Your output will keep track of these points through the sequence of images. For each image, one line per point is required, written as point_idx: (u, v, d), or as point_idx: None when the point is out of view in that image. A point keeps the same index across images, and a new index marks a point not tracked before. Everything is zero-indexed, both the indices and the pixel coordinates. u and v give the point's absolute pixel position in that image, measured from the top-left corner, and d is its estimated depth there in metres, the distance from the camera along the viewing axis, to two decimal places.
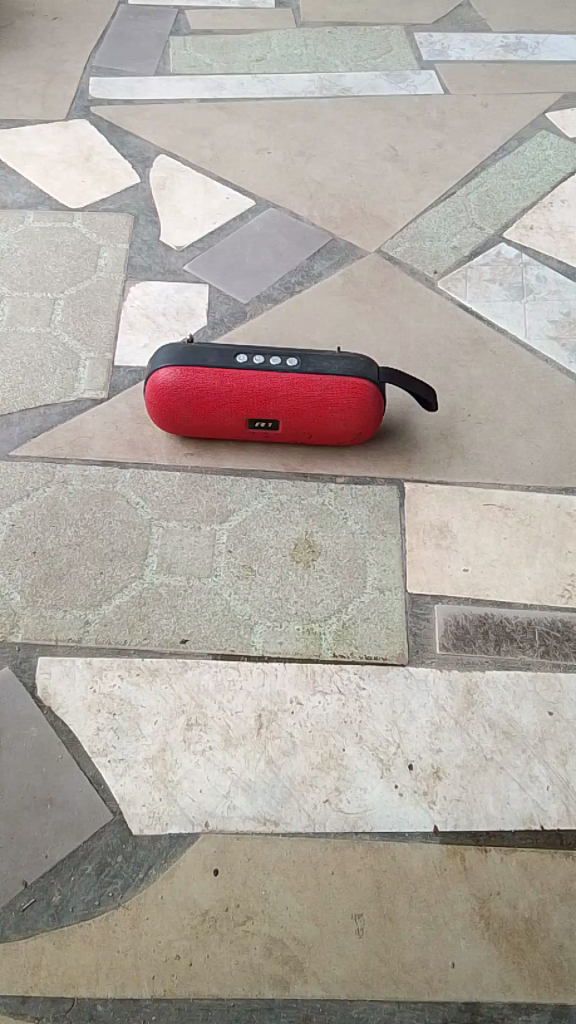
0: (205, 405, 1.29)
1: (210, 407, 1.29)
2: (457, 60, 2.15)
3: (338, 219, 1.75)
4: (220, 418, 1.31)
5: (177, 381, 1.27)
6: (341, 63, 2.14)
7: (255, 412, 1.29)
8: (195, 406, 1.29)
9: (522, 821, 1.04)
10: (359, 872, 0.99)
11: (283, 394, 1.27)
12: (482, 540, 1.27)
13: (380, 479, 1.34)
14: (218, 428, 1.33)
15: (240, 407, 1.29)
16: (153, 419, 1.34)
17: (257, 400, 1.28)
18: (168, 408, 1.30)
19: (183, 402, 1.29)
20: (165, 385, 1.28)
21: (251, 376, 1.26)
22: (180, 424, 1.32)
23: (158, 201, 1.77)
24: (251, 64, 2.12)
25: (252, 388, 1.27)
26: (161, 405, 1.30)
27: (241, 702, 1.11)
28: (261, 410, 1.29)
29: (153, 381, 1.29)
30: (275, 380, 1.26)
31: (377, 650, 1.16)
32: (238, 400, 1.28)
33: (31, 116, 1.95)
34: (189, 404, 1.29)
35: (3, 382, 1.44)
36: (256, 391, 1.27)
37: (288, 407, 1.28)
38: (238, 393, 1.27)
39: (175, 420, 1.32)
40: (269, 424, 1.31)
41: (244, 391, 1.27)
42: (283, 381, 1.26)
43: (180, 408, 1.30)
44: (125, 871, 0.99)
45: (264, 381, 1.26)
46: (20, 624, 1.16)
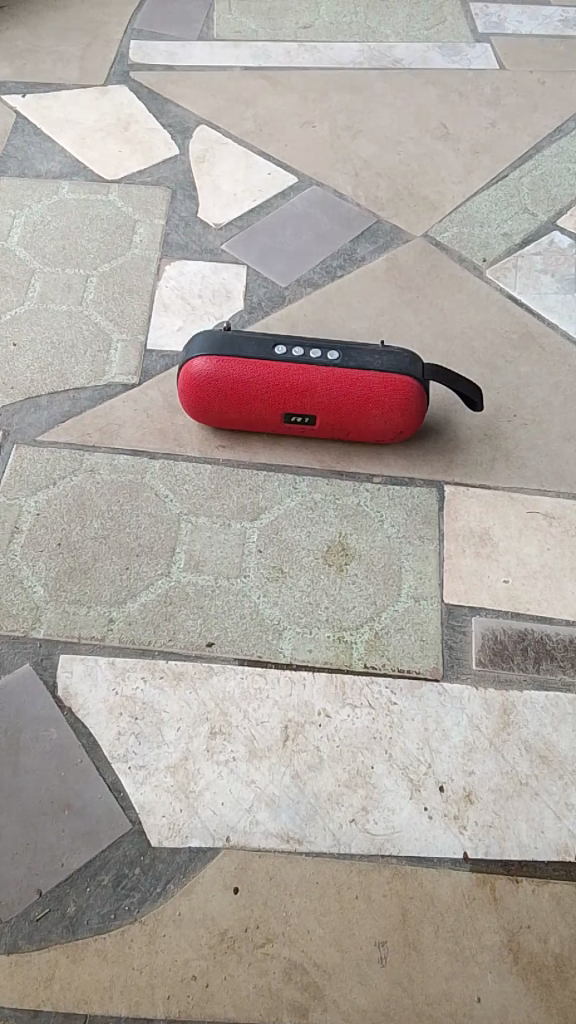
0: (240, 396, 1.24)
1: (246, 399, 1.24)
2: (514, 34, 2.05)
3: (384, 200, 1.68)
4: (255, 411, 1.26)
5: (212, 371, 1.22)
6: (392, 33, 2.04)
7: (291, 405, 1.24)
8: (229, 397, 1.24)
9: (556, 851, 0.99)
10: (385, 897, 0.96)
11: (322, 389, 1.21)
12: (524, 551, 1.22)
13: (419, 479, 1.28)
14: (253, 421, 1.28)
15: (277, 400, 1.23)
16: (185, 410, 1.29)
17: (294, 394, 1.22)
18: (201, 397, 1.25)
19: (218, 393, 1.24)
20: (200, 374, 1.22)
21: (289, 368, 1.21)
22: (214, 415, 1.27)
23: (197, 174, 1.71)
24: (298, 32, 2.04)
25: (290, 381, 1.21)
26: (195, 394, 1.25)
27: (267, 712, 1.07)
28: (298, 404, 1.23)
29: (187, 369, 1.24)
30: (315, 373, 1.20)
31: (410, 663, 1.11)
32: (275, 394, 1.22)
33: (70, 81, 1.88)
34: (224, 395, 1.24)
35: (32, 362, 1.39)
36: (294, 384, 1.21)
37: (327, 402, 1.23)
38: (276, 385, 1.22)
39: (208, 411, 1.27)
40: (306, 419, 1.26)
41: (282, 383, 1.21)
42: (323, 375, 1.20)
43: (214, 399, 1.24)
44: (143, 884, 0.96)
45: (303, 374, 1.21)
46: (42, 619, 1.13)
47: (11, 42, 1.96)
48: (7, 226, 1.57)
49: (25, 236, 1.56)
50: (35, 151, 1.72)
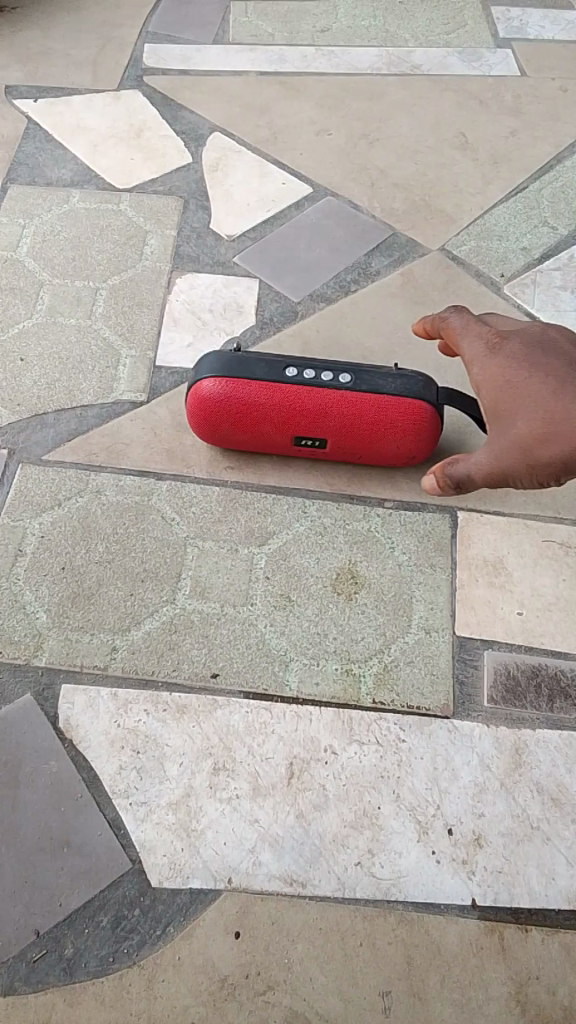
0: (249, 418, 1.20)
1: (256, 420, 1.20)
2: (536, 39, 2.01)
3: (401, 212, 1.64)
4: (265, 432, 1.22)
5: (221, 392, 1.18)
6: (412, 37, 2.00)
7: (302, 428, 1.20)
8: (238, 419, 1.21)
9: (567, 899, 0.96)
10: (389, 945, 0.93)
11: (333, 412, 1.18)
12: (539, 582, 1.18)
13: (432, 505, 1.25)
14: (262, 442, 1.25)
15: (287, 423, 1.20)
16: (193, 429, 1.26)
17: (305, 417, 1.19)
18: (210, 419, 1.22)
19: (227, 414, 1.20)
20: (208, 396, 1.19)
21: (300, 390, 1.17)
22: (223, 436, 1.24)
23: (210, 183, 1.68)
24: (315, 35, 2.00)
25: (300, 404, 1.17)
26: (203, 415, 1.22)
27: (273, 747, 1.04)
28: (309, 427, 1.20)
29: (195, 389, 1.21)
30: (327, 396, 1.17)
31: (420, 699, 1.08)
32: (285, 417, 1.19)
33: (82, 85, 1.85)
34: (233, 416, 1.20)
35: (39, 378, 1.36)
36: (304, 407, 1.18)
37: (338, 425, 1.19)
38: (286, 407, 1.18)
39: (217, 432, 1.24)
40: (317, 442, 1.22)
41: (292, 405, 1.18)
42: (335, 399, 1.17)
43: (223, 421, 1.21)
44: (142, 926, 0.94)
45: (314, 397, 1.17)
46: (44, 647, 1.10)
47: (24, 45, 1.93)
48: (17, 236, 1.55)
49: (35, 246, 1.53)
50: (45, 158, 1.69)
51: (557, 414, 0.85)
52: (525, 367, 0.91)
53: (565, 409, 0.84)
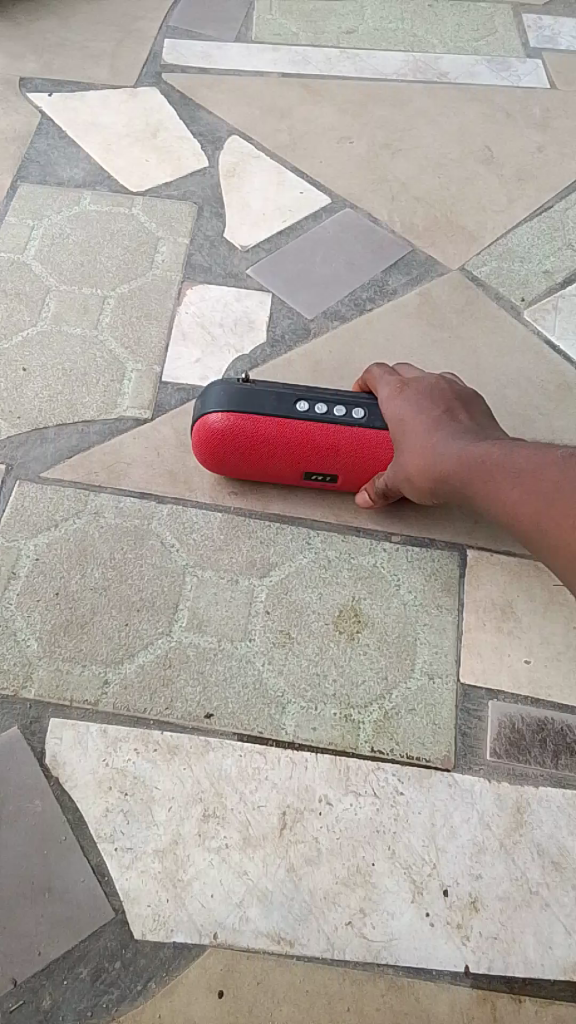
0: (258, 452, 1.14)
1: (265, 455, 1.14)
2: (567, 50, 1.95)
3: (420, 228, 1.59)
4: (275, 466, 1.17)
5: (229, 427, 1.11)
6: (439, 43, 1.95)
7: (313, 464, 1.15)
8: (246, 452, 1.14)
9: (564, 970, 0.93)
10: (377, 1013, 0.90)
11: (347, 449, 1.12)
12: (549, 630, 1.14)
13: (440, 542, 1.21)
14: (271, 474, 1.19)
15: (297, 459, 1.14)
16: (198, 457, 1.20)
17: (317, 453, 1.13)
18: (215, 452, 1.15)
19: (234, 448, 1.14)
20: (216, 428, 1.12)
21: (312, 427, 1.11)
22: (230, 466, 1.18)
23: (225, 190, 1.62)
24: (340, 37, 1.94)
25: (313, 441, 1.12)
26: (209, 449, 1.15)
27: (265, 796, 1.00)
28: (320, 463, 1.14)
29: (201, 421, 1.13)
30: (341, 434, 1.11)
31: (420, 750, 1.04)
32: (297, 453, 1.13)
33: (99, 80, 1.80)
34: (241, 451, 1.14)
35: (40, 391, 1.32)
36: (317, 444, 1.12)
37: (350, 461, 1.14)
38: (298, 444, 1.12)
39: (223, 462, 1.17)
40: (327, 477, 1.17)
41: (303, 441, 1.12)
42: (349, 436, 1.11)
43: (230, 454, 1.15)
44: (122, 981, 0.90)
45: (327, 433, 1.11)
46: (33, 678, 1.06)
47: (40, 35, 1.87)
48: (25, 238, 1.50)
49: (42, 250, 1.48)
50: (58, 156, 1.64)
51: (428, 451, 1.04)
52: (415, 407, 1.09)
53: (434, 447, 1.03)
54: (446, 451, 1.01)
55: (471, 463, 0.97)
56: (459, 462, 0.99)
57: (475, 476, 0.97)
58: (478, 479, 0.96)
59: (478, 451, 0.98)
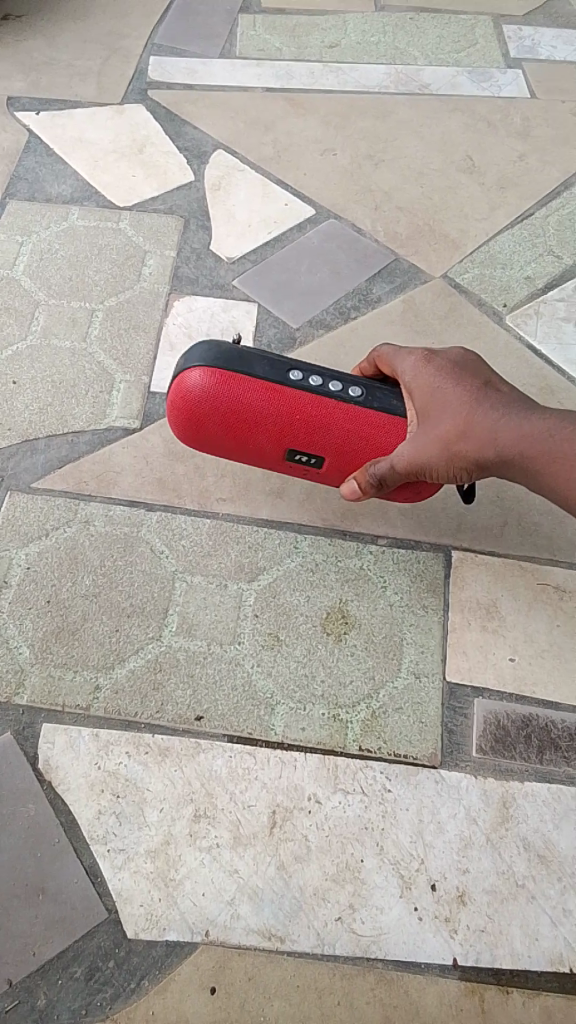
0: (238, 422, 1.00)
1: (246, 427, 1.01)
2: (547, 59, 1.99)
3: (404, 237, 1.62)
4: (256, 441, 1.03)
5: (209, 386, 0.98)
6: (421, 55, 1.98)
7: (298, 443, 1.02)
8: (224, 422, 1.01)
9: (550, 961, 0.94)
10: (367, 1006, 0.91)
11: (338, 429, 0.99)
12: (533, 627, 1.16)
13: (425, 544, 1.23)
14: (250, 451, 1.06)
15: (282, 433, 1.01)
16: (174, 424, 1.07)
17: (304, 430, 1.00)
18: (192, 417, 1.02)
19: (212, 414, 1.00)
20: (196, 389, 0.99)
21: (302, 397, 0.98)
22: (207, 437, 1.05)
23: (211, 203, 1.65)
24: (324, 51, 1.97)
25: (301, 413, 0.98)
26: (185, 411, 1.02)
27: (255, 796, 1.02)
28: (306, 440, 1.01)
29: (179, 379, 1.01)
30: (333, 408, 0.98)
31: (408, 748, 1.06)
32: (282, 427, 1.00)
33: (86, 97, 1.83)
34: (219, 419, 1.01)
35: (31, 403, 1.34)
36: (306, 418, 0.99)
37: (340, 442, 1.00)
38: (283, 416, 0.99)
39: (200, 431, 1.04)
40: (312, 459, 1.04)
41: (291, 414, 0.99)
42: (342, 414, 0.99)
43: (207, 421, 1.02)
44: (116, 979, 0.92)
45: (318, 406, 0.98)
46: (26, 683, 1.08)
47: (27, 54, 1.91)
48: (14, 254, 1.53)
49: (32, 265, 1.51)
50: (46, 173, 1.67)
51: (479, 422, 0.97)
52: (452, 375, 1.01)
53: (486, 420, 0.97)
54: (507, 425, 0.96)
55: (541, 440, 0.95)
56: (525, 437, 0.96)
57: (548, 458, 0.95)
58: (552, 458, 0.95)
59: (549, 428, 0.96)
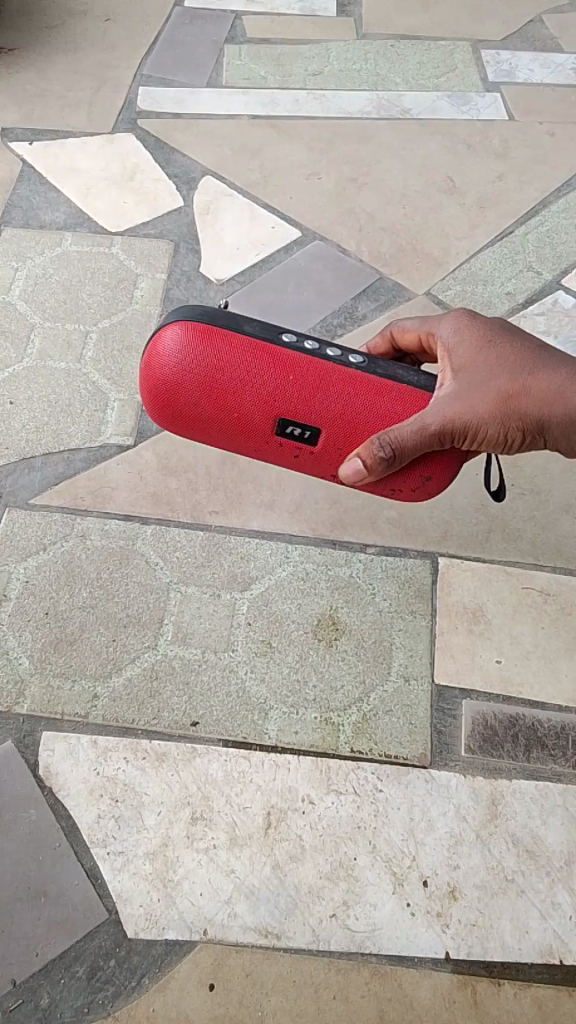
0: (222, 386, 0.82)
1: (231, 393, 0.83)
2: (525, 82, 2.05)
3: (387, 256, 1.67)
4: (240, 406, 0.83)
5: (190, 344, 0.82)
6: (402, 81, 2.04)
7: (292, 412, 0.83)
8: (205, 388, 0.83)
9: (540, 953, 0.97)
10: (363, 999, 0.94)
11: (341, 395, 0.83)
12: (518, 630, 1.20)
13: (413, 551, 1.27)
14: (232, 425, 0.86)
15: (273, 398, 0.82)
16: (144, 399, 0.89)
17: (300, 395, 0.82)
18: (165, 382, 0.83)
19: (191, 376, 0.82)
20: (173, 352, 0.82)
21: (298, 358, 0.83)
22: (181, 409, 0.86)
23: (200, 227, 1.70)
24: (307, 79, 2.04)
25: (298, 375, 0.82)
26: (157, 376, 0.84)
27: (250, 797, 1.05)
28: (302, 408, 0.83)
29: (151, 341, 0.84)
30: (335, 371, 0.83)
31: (398, 749, 1.09)
32: (274, 392, 0.82)
33: (78, 127, 1.88)
34: (199, 380, 0.82)
35: (27, 422, 1.38)
36: (303, 381, 0.82)
37: (343, 411, 0.84)
38: (276, 377, 0.82)
39: (172, 401, 0.85)
40: (307, 435, 0.85)
41: (286, 375, 0.82)
42: (345, 378, 0.83)
43: (185, 386, 0.83)
44: (117, 977, 0.94)
45: (317, 368, 0.83)
46: (26, 693, 1.11)
47: (20, 87, 1.96)
48: (9, 279, 1.57)
49: (27, 289, 1.55)
50: (40, 200, 1.72)
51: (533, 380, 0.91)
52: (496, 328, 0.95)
53: (540, 374, 0.91)
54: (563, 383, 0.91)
55: None
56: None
57: None
58: None
59: None
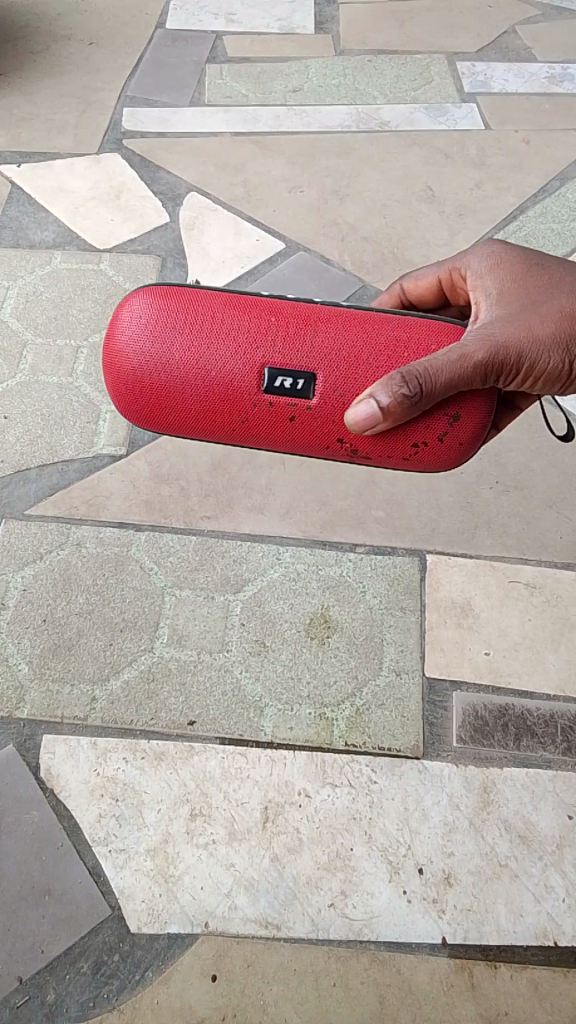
0: (194, 341, 0.70)
1: (204, 346, 0.70)
2: (500, 92, 2.10)
3: (370, 265, 1.71)
4: (216, 361, 0.70)
5: (152, 306, 0.72)
6: (379, 94, 2.09)
7: (279, 353, 0.70)
8: (174, 348, 0.71)
9: (535, 936, 0.99)
10: (362, 985, 0.96)
11: (334, 330, 0.71)
12: (506, 622, 1.23)
13: (401, 549, 1.30)
14: (210, 394, 0.72)
15: (254, 343, 0.70)
16: (112, 397, 0.77)
17: (286, 334, 0.70)
18: (127, 354, 0.72)
19: (155, 339, 0.71)
20: (135, 318, 0.72)
21: (280, 304, 0.73)
22: (149, 386, 0.73)
23: (186, 241, 1.74)
24: (287, 95, 2.08)
25: (281, 315, 0.71)
26: (119, 351, 0.73)
27: (247, 793, 1.07)
28: (290, 349, 0.70)
29: (111, 321, 0.74)
30: (322, 310, 0.72)
31: (391, 742, 1.11)
32: (254, 335, 0.70)
33: (64, 149, 1.93)
34: (165, 341, 0.71)
35: (22, 436, 1.41)
36: (287, 320, 0.71)
37: (340, 346, 0.70)
38: (254, 320, 0.71)
39: (139, 377, 0.73)
40: (300, 384, 0.70)
41: (266, 317, 0.71)
42: (336, 315, 0.72)
43: (151, 349, 0.71)
44: (122, 971, 0.96)
45: (301, 310, 0.72)
46: (26, 698, 1.14)
47: (7, 112, 2.01)
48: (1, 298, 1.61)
49: (18, 307, 1.59)
50: (29, 221, 1.76)
51: None
52: (534, 266, 0.89)
53: None
54: None
55: None
56: None
57: None
58: None
59: None
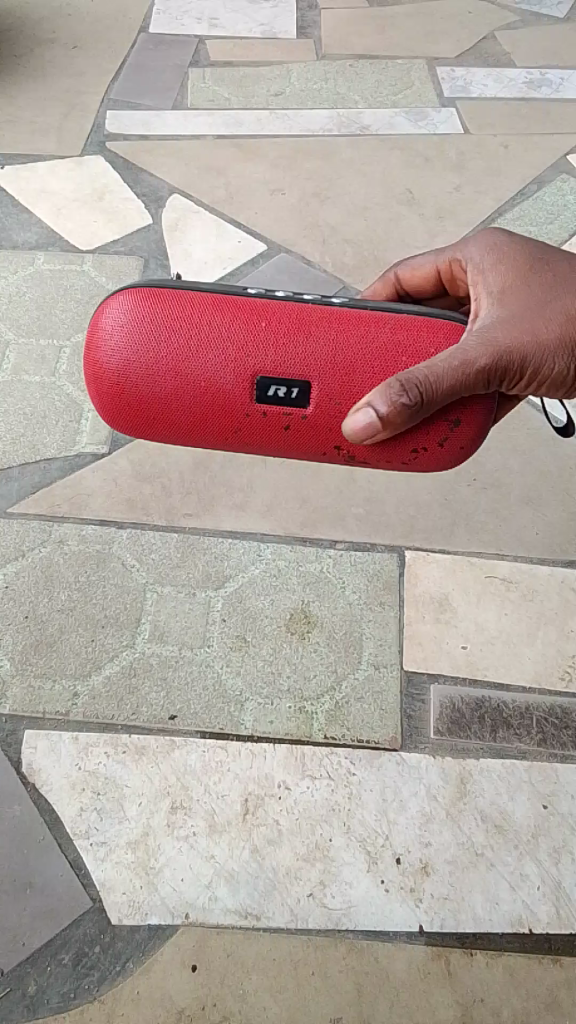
0: (180, 349, 0.68)
1: (192, 354, 0.68)
2: (479, 97, 2.12)
3: (351, 267, 1.73)
4: (206, 370, 0.68)
5: (136, 310, 0.69)
6: (361, 98, 2.11)
7: (271, 360, 0.67)
8: (161, 357, 0.68)
9: (511, 924, 1.01)
10: (340, 973, 0.97)
11: (326, 333, 0.68)
12: (483, 617, 1.24)
13: (380, 546, 1.31)
14: (200, 402, 0.70)
15: (244, 350, 0.67)
16: (100, 405, 0.75)
17: (277, 339, 0.67)
18: (111, 363, 0.70)
19: (141, 346, 0.69)
20: (118, 325, 0.69)
21: (269, 304, 0.69)
22: (137, 395, 0.71)
23: (169, 243, 1.75)
24: (269, 99, 2.10)
25: (270, 318, 0.68)
26: (103, 360, 0.70)
27: (228, 786, 1.08)
28: (282, 357, 0.67)
29: (93, 326, 0.72)
30: (313, 309, 0.69)
31: (369, 734, 1.13)
32: (244, 341, 0.67)
33: (48, 151, 1.94)
34: (151, 348, 0.68)
35: (4, 435, 1.42)
36: (278, 323, 0.68)
37: (333, 351, 0.68)
38: (242, 324, 0.68)
39: (124, 387, 0.71)
40: (295, 392, 0.69)
41: (255, 320, 0.68)
42: (328, 314, 0.69)
43: (137, 359, 0.69)
44: (102, 962, 0.97)
45: (292, 310, 0.69)
46: (8, 693, 1.15)
47: None
48: None
49: (1, 308, 1.60)
50: (12, 223, 1.77)
51: None
52: (537, 251, 0.85)
53: None
54: None
55: None
56: None
57: None
58: None
59: None
